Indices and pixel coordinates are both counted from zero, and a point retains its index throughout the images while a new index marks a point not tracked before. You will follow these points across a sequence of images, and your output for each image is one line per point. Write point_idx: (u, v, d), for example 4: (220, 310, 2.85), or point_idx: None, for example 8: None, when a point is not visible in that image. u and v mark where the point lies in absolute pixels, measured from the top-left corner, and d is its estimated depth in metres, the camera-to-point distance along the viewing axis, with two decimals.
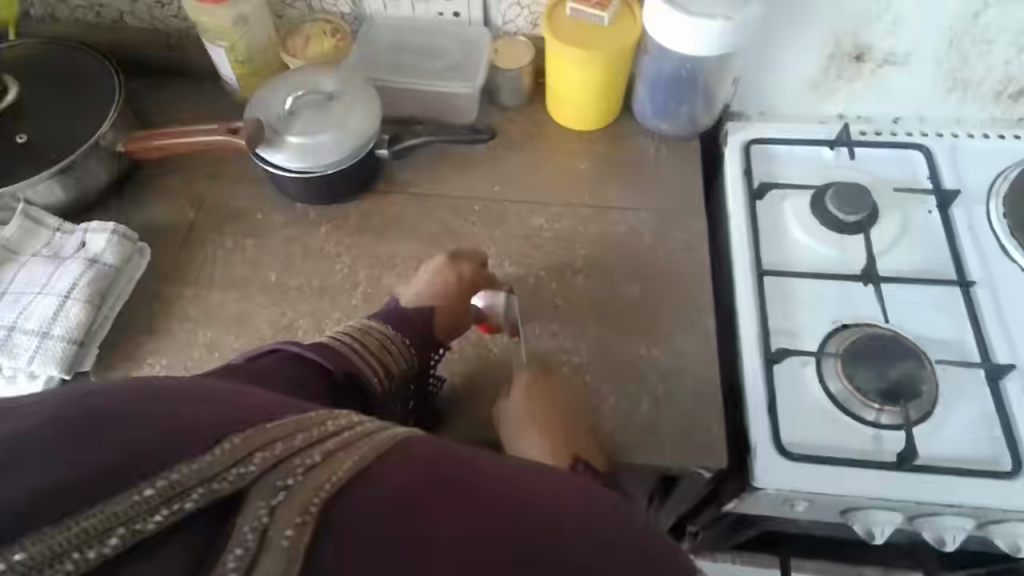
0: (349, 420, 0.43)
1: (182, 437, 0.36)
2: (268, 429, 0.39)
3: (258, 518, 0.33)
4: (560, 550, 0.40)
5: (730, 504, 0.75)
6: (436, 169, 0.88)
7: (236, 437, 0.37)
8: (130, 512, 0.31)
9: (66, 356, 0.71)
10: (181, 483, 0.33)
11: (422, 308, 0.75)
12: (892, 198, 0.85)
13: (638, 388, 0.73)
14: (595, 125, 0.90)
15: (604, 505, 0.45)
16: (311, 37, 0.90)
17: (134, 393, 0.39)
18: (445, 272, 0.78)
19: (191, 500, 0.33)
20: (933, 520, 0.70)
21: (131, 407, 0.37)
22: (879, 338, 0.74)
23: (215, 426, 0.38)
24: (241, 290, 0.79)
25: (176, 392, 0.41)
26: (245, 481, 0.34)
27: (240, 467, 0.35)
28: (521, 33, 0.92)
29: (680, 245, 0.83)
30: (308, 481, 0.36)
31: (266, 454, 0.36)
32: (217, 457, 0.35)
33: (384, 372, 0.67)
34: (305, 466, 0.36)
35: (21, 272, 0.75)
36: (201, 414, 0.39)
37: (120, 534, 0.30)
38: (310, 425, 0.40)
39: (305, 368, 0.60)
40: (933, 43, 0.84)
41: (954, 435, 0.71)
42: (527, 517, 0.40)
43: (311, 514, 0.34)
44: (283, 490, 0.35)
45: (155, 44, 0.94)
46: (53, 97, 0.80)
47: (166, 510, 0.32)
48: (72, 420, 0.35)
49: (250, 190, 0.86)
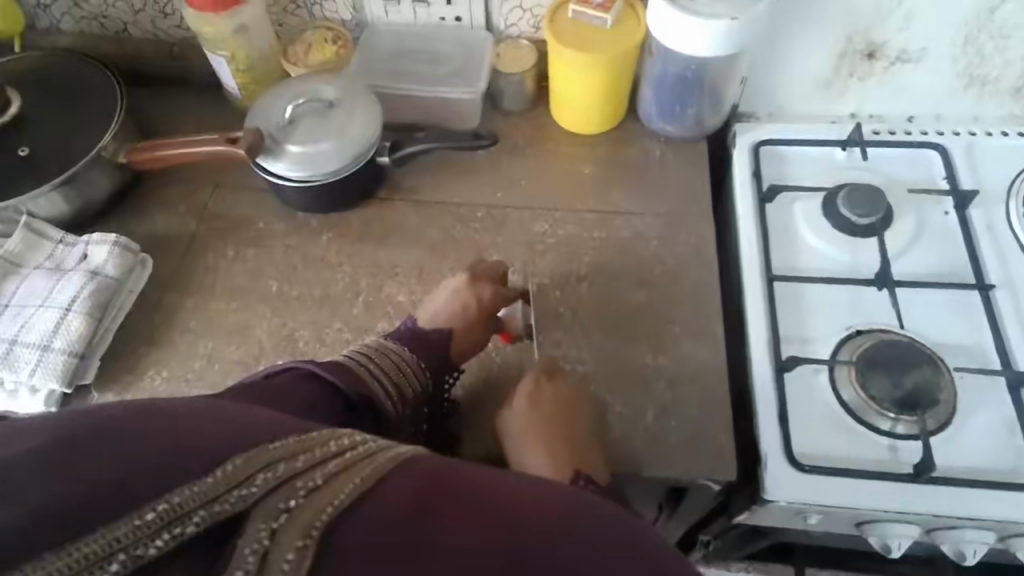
0: (352, 439, 0.41)
1: (183, 458, 0.35)
2: (270, 449, 0.38)
3: (259, 540, 0.32)
4: (551, 553, 0.38)
5: (741, 517, 0.73)
6: (437, 176, 0.87)
7: (238, 458, 0.36)
8: (131, 536, 0.30)
9: (67, 369, 0.71)
10: (182, 506, 0.32)
11: (440, 329, 0.73)
12: (906, 199, 0.82)
13: (644, 397, 0.71)
14: (599, 128, 0.89)
15: (607, 510, 0.43)
16: (312, 44, 0.89)
17: (136, 413, 0.39)
18: (465, 294, 0.74)
19: (193, 524, 0.32)
20: (952, 533, 0.67)
21: (126, 427, 0.37)
22: (894, 345, 0.71)
23: (216, 446, 0.37)
24: (242, 300, 0.79)
25: (180, 411, 0.40)
26: (247, 504, 0.33)
27: (242, 489, 0.34)
28: (524, 37, 0.91)
29: (687, 250, 0.81)
30: (310, 503, 0.35)
31: (269, 475, 0.35)
32: (218, 479, 0.34)
33: (396, 396, 0.66)
34: (307, 489, 0.35)
35: (23, 284, 0.76)
36: (202, 434, 0.38)
37: (120, 559, 0.29)
38: (312, 446, 0.39)
39: (317, 387, 0.60)
40: (948, 39, 0.81)
41: (973, 443, 0.68)
42: (523, 524, 0.39)
43: (312, 538, 0.33)
44: (285, 511, 0.34)
45: (159, 54, 0.94)
46: (56, 110, 0.80)
47: (167, 535, 0.31)
48: (75, 436, 0.35)
49: (252, 199, 0.86)
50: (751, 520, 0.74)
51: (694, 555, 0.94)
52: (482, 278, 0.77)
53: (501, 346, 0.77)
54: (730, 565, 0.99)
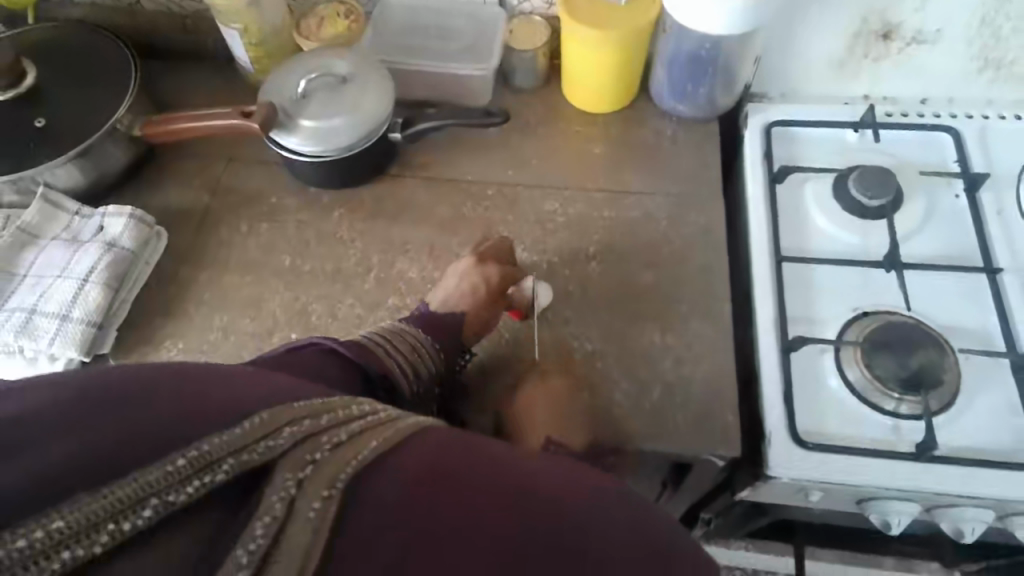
0: (372, 406, 0.43)
1: (208, 417, 0.37)
2: (295, 407, 0.39)
3: (286, 489, 0.33)
4: (555, 535, 0.39)
5: (743, 493, 0.74)
6: (450, 153, 0.88)
7: (264, 413, 0.37)
8: (164, 482, 0.31)
9: (85, 338, 0.72)
10: (211, 454, 0.33)
11: (454, 312, 0.73)
12: (918, 182, 0.83)
13: (650, 373, 0.72)
14: (610, 107, 0.89)
15: (600, 498, 0.44)
16: (324, 18, 0.89)
17: (144, 375, 0.39)
18: (473, 275, 0.74)
19: (222, 472, 0.33)
20: (951, 512, 0.69)
21: (139, 387, 0.38)
22: (899, 326, 0.72)
23: (240, 408, 0.38)
24: (255, 275, 0.80)
25: (200, 376, 0.42)
26: (274, 454, 0.34)
27: (269, 441, 0.35)
28: (537, 13, 0.90)
29: (696, 229, 0.81)
30: (334, 457, 0.36)
31: (294, 429, 0.36)
32: (247, 431, 0.35)
33: (411, 375, 0.67)
34: (332, 443, 0.37)
35: (41, 255, 0.77)
36: (226, 398, 0.39)
37: (153, 504, 0.30)
38: (335, 407, 0.40)
39: (338, 363, 0.62)
40: (965, 20, 0.80)
41: (976, 425, 0.69)
42: (523, 509, 0.40)
43: (337, 488, 0.35)
44: (310, 464, 0.35)
45: (172, 27, 0.94)
46: (72, 82, 0.80)
47: (198, 481, 0.32)
48: (98, 395, 0.36)
49: (265, 174, 0.87)
50: (755, 497, 0.75)
51: (695, 532, 0.95)
52: (489, 258, 0.77)
53: (512, 322, 0.78)
54: (730, 543, 1.05)
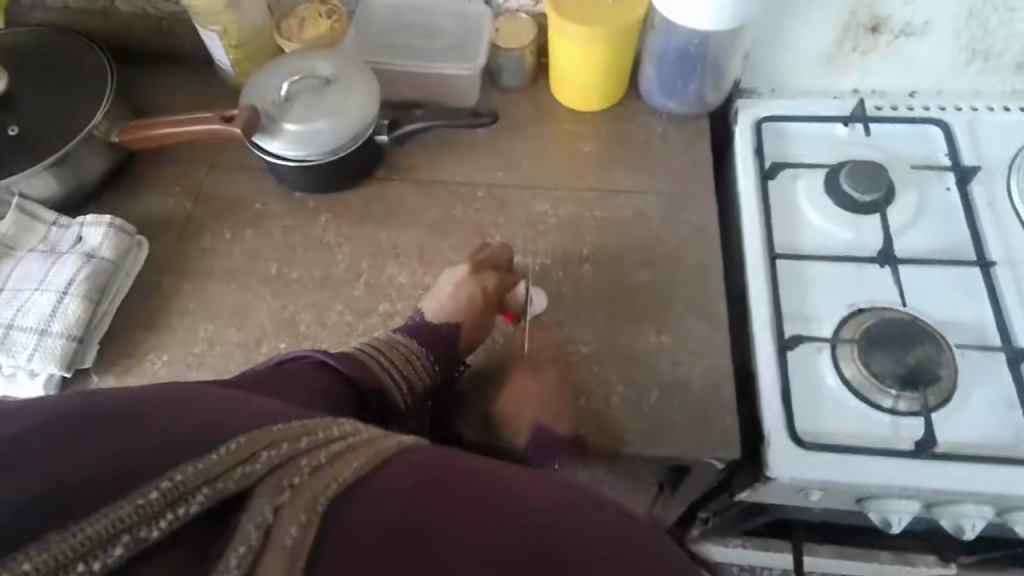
0: (354, 426, 0.41)
1: (187, 440, 0.34)
2: (273, 430, 0.37)
3: (263, 516, 0.31)
4: (552, 547, 0.38)
5: (743, 494, 0.74)
6: (437, 155, 0.86)
7: (242, 437, 0.35)
8: (135, 516, 0.29)
9: (66, 353, 0.70)
10: (185, 483, 0.31)
11: (450, 321, 0.72)
12: (909, 175, 0.82)
13: (647, 376, 0.71)
14: (600, 105, 0.88)
15: (594, 509, 0.43)
16: (306, 19, 0.86)
17: (124, 395, 0.38)
18: (468, 285, 0.73)
19: (196, 503, 0.31)
20: (951, 508, 0.68)
21: (119, 404, 0.36)
22: (894, 322, 0.71)
23: (220, 430, 0.36)
24: (240, 283, 0.78)
25: (182, 397, 0.40)
26: (250, 481, 0.33)
27: (246, 466, 0.33)
28: (523, 11, 0.89)
29: (689, 227, 0.80)
30: (312, 481, 0.34)
31: (272, 454, 0.35)
32: (222, 458, 0.33)
33: (405, 388, 0.66)
34: (312, 466, 0.35)
35: (18, 268, 0.75)
36: (214, 417, 0.38)
37: (124, 541, 0.28)
38: (315, 429, 0.38)
39: (328, 375, 0.61)
40: (953, 12, 0.80)
41: (973, 420, 0.69)
42: (511, 524, 0.38)
43: (316, 513, 0.33)
44: (288, 489, 0.33)
45: (148, 30, 0.92)
46: (46, 88, 0.78)
47: (171, 515, 0.30)
48: (76, 414, 0.34)
49: (248, 179, 0.85)
50: (753, 497, 0.75)
51: (693, 530, 0.95)
52: (484, 266, 0.76)
53: (505, 326, 0.77)
54: (727, 541, 1.05)
